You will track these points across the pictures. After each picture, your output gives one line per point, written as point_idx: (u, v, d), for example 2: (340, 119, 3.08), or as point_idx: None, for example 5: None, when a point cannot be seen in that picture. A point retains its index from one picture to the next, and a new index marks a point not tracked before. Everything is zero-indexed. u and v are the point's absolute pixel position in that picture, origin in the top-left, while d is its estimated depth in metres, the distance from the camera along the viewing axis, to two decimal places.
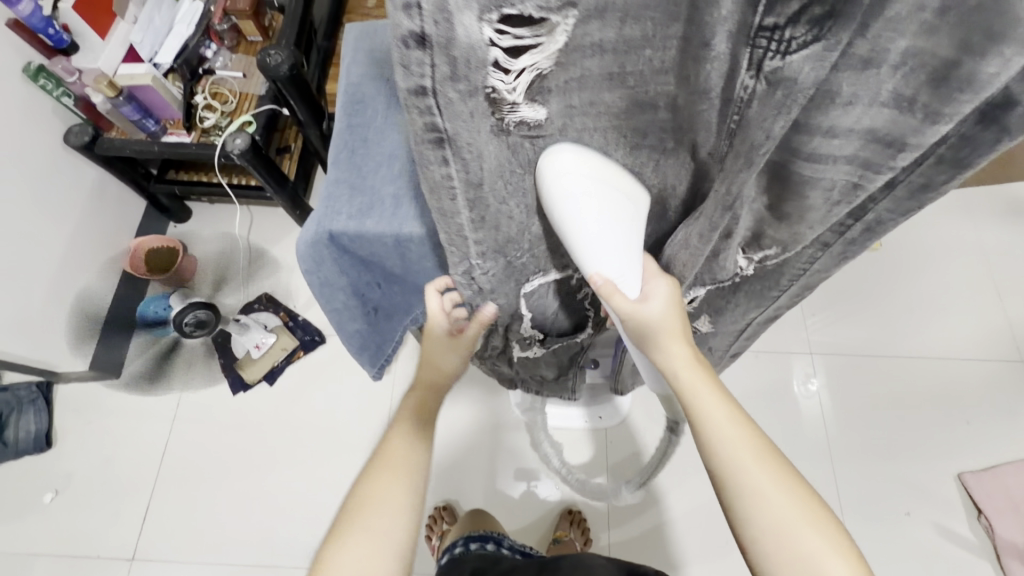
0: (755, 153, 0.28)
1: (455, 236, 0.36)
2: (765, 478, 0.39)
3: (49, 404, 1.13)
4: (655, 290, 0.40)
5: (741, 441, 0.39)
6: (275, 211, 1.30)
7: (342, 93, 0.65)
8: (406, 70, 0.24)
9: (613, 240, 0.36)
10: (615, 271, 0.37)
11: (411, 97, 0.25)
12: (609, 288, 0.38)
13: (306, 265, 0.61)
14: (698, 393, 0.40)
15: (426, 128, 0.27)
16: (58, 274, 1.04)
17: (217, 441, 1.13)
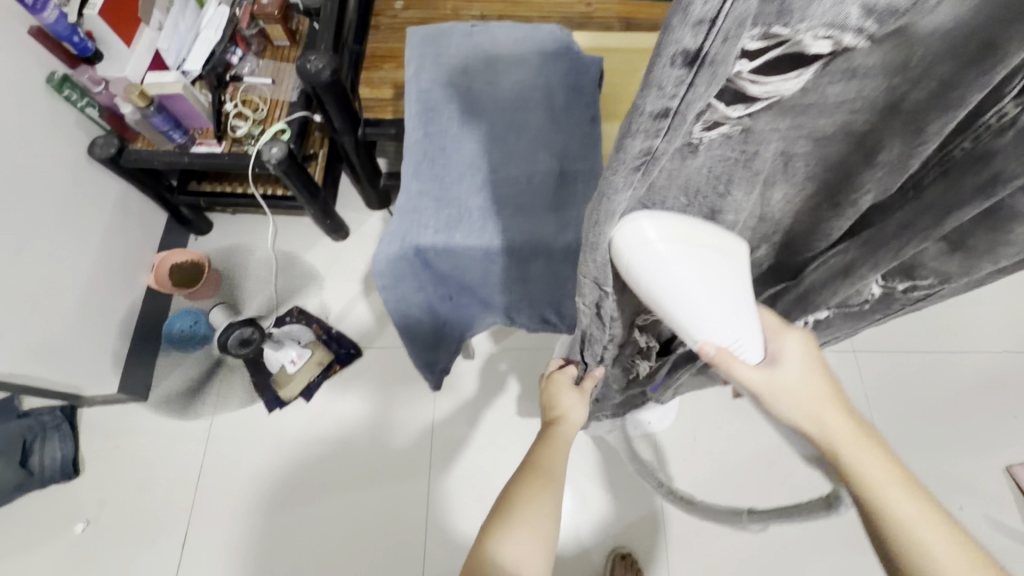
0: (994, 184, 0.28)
1: (598, 268, 0.32)
2: None
3: (74, 429, 1.09)
4: (787, 350, 0.39)
5: (916, 519, 0.34)
6: (301, 220, 1.27)
7: (412, 100, 0.62)
8: (659, 92, 0.20)
9: (714, 297, 0.33)
10: (727, 339, 0.35)
11: (647, 121, 0.21)
12: (723, 356, 0.36)
13: (383, 282, 0.58)
14: (866, 476, 0.36)
15: (640, 154, 0.23)
16: (88, 295, 0.99)
17: (255, 461, 1.09)
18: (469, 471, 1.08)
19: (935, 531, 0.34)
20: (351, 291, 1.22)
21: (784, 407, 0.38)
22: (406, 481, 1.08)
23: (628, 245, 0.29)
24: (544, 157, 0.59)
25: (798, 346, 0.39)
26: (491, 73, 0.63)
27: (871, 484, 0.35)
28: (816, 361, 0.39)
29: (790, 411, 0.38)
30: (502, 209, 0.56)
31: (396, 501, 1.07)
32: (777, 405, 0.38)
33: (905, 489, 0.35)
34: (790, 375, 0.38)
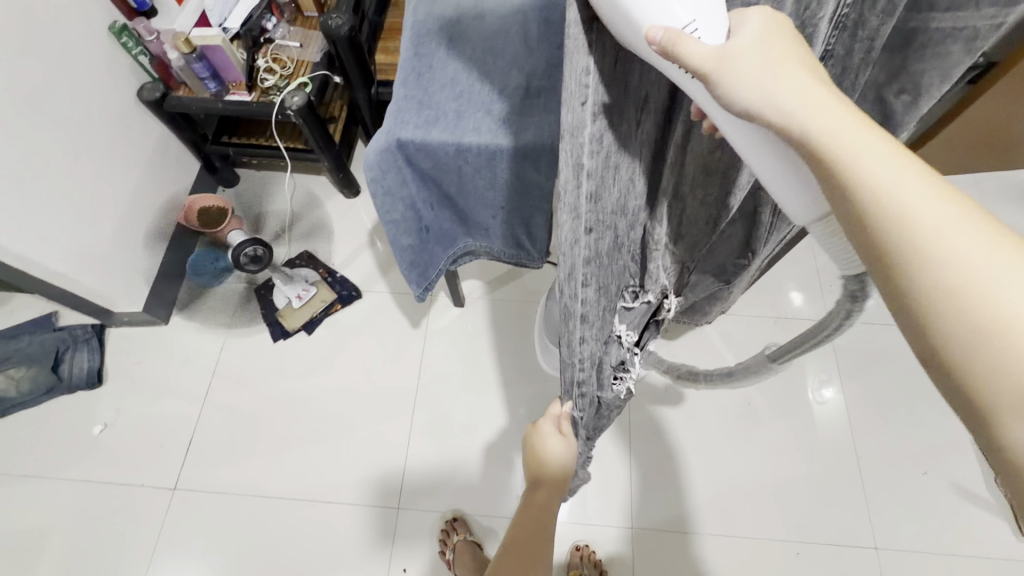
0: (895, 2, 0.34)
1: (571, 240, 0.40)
2: (920, 190, 0.27)
3: (102, 344, 1.21)
4: (748, 23, 0.31)
5: (912, 197, 0.27)
6: (318, 177, 1.39)
7: (409, 28, 0.73)
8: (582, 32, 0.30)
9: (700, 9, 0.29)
10: (677, 22, 0.28)
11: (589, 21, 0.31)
12: (675, 38, 0.28)
13: (372, 175, 0.68)
14: (841, 130, 0.29)
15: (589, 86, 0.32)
16: (124, 219, 1.12)
17: (256, 384, 1.19)
18: (452, 406, 1.16)
19: (933, 203, 0.26)
20: (358, 240, 1.33)
21: (743, 82, 0.30)
22: (392, 413, 1.16)
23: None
24: (516, 74, 0.68)
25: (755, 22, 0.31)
26: (477, 9, 0.74)
27: (864, 172, 0.28)
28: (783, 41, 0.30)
29: (748, 85, 0.30)
30: (474, 113, 0.66)
31: (382, 429, 1.15)
32: (732, 82, 0.30)
33: (900, 164, 0.27)
34: (756, 51, 0.30)
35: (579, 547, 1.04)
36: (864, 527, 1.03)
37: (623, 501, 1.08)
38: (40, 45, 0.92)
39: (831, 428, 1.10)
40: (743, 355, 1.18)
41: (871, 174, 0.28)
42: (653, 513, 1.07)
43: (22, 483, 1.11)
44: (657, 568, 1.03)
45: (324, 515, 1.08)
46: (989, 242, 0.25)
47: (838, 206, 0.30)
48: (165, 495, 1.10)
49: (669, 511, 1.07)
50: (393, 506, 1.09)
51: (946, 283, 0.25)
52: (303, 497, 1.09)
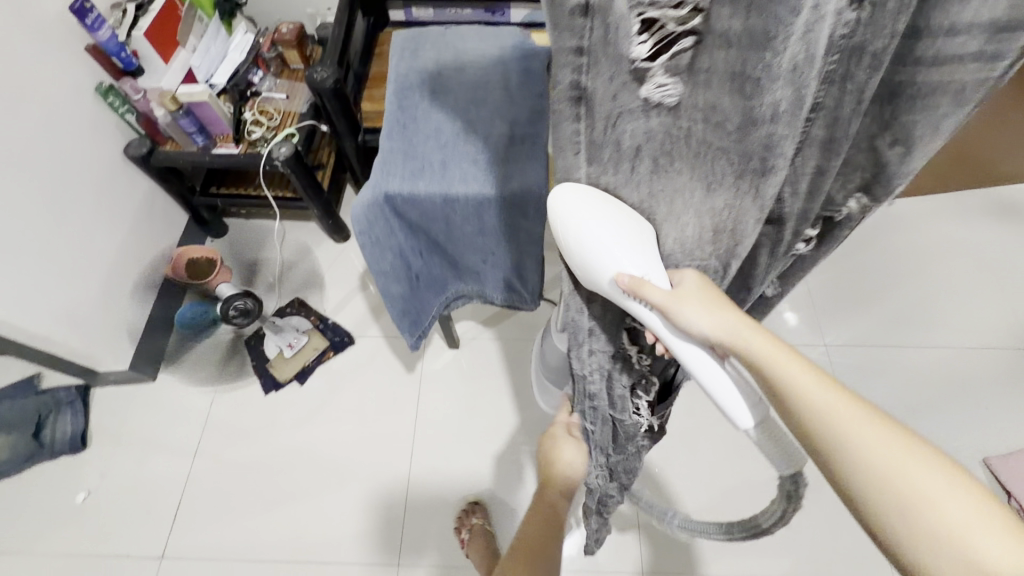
0: (866, 51, 0.31)
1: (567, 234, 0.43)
2: (833, 408, 0.37)
3: (86, 406, 1.17)
4: (685, 279, 0.44)
5: (833, 409, 0.36)
6: (307, 223, 1.38)
7: (392, 82, 0.74)
8: (568, 32, 0.30)
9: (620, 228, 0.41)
10: (637, 268, 0.42)
11: (567, 53, 0.31)
12: (637, 282, 0.42)
13: (359, 228, 0.68)
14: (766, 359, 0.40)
15: (571, 86, 0.33)
16: (110, 277, 1.10)
17: (247, 440, 1.15)
18: (451, 452, 1.13)
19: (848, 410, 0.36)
20: (349, 284, 1.31)
21: (693, 315, 0.42)
22: (390, 463, 1.12)
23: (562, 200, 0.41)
24: (499, 122, 0.69)
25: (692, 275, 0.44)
26: (458, 60, 0.75)
27: (799, 388, 0.38)
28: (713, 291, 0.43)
29: (697, 316, 0.42)
30: (458, 164, 0.66)
31: (379, 480, 1.11)
32: (686, 315, 0.42)
33: (819, 379, 0.38)
34: (696, 294, 0.43)
35: None
36: (881, 558, 1.00)
37: (633, 544, 1.04)
38: (24, 111, 0.92)
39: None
40: None
41: (795, 392, 0.38)
42: (665, 556, 1.03)
43: None
44: None
45: None
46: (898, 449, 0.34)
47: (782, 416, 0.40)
48: (153, 565, 1.04)
49: (681, 552, 1.03)
50: (394, 562, 1.04)
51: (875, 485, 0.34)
52: (299, 559, 1.04)
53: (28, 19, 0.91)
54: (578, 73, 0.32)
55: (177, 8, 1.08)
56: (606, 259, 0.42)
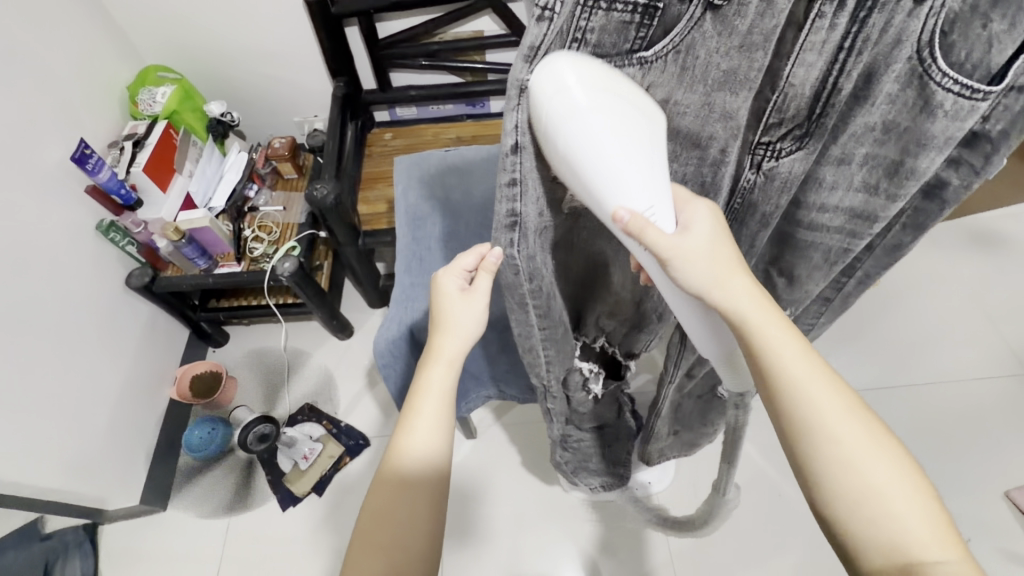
0: (764, 218, 0.45)
1: (524, 328, 0.49)
2: (821, 390, 0.40)
3: (95, 547, 1.12)
4: (695, 219, 0.40)
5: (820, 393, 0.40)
6: (310, 323, 1.38)
7: (403, 213, 0.77)
8: (505, 171, 0.35)
9: (636, 151, 0.32)
10: (642, 204, 0.35)
11: (504, 189, 0.36)
12: (639, 223, 0.35)
13: (383, 361, 0.68)
14: (769, 336, 0.40)
15: (508, 213, 0.38)
16: (116, 411, 1.08)
17: (268, 564, 1.10)
18: (479, 553, 1.09)
19: (806, 363, 0.40)
20: (358, 384, 1.30)
21: (687, 275, 0.40)
22: None
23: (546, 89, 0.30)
24: None
25: (705, 213, 0.40)
26: (463, 183, 0.79)
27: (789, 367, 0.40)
28: (720, 231, 0.41)
29: (692, 276, 0.40)
30: None
31: None
32: (681, 272, 0.40)
33: (813, 365, 0.40)
34: (703, 244, 0.40)
35: None
36: None
37: None
38: (28, 263, 0.93)
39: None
40: None
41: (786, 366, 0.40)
42: None
43: None
44: None
45: None
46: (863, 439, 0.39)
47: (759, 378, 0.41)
48: None
49: None
50: None
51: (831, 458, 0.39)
52: None
53: (30, 174, 0.93)
54: (513, 203, 0.37)
55: (172, 138, 1.10)
56: (607, 171, 0.32)
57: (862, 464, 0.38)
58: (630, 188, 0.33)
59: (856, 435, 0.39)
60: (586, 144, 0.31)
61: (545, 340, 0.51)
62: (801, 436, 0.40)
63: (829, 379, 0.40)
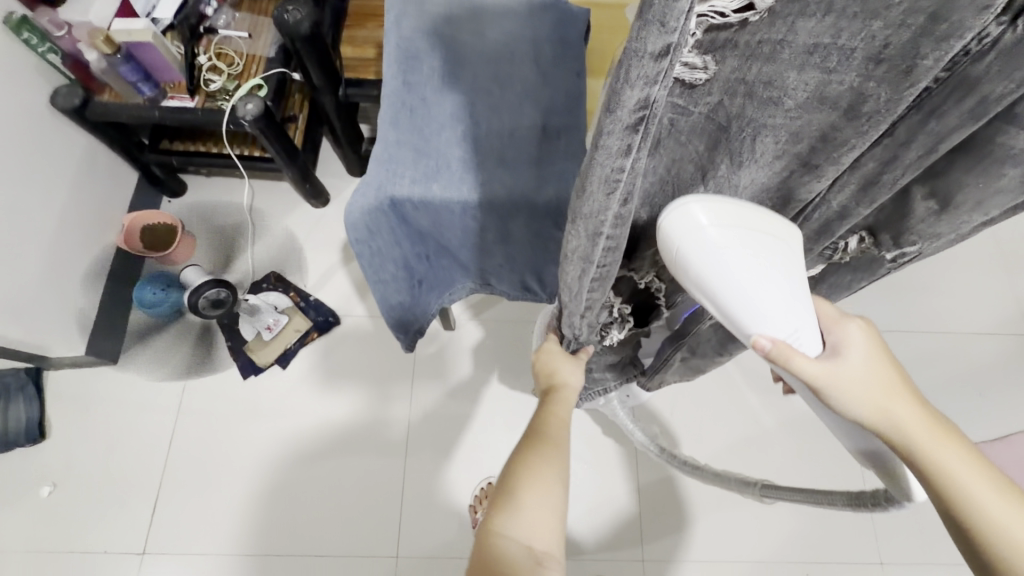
0: (985, 103, 0.27)
1: (579, 265, 0.39)
2: (1019, 520, 0.34)
3: (40, 392, 1.06)
4: (847, 341, 0.39)
5: (1019, 526, 0.34)
6: (280, 184, 1.22)
7: (393, 50, 0.60)
8: (662, 28, 0.21)
9: (768, 286, 0.35)
10: (785, 331, 0.36)
11: (652, 62, 0.23)
12: (784, 351, 0.36)
13: (357, 235, 0.56)
14: (949, 460, 0.35)
15: (638, 104, 0.25)
16: (48, 252, 0.96)
17: (229, 427, 1.07)
18: (445, 443, 1.07)
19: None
20: (330, 259, 1.19)
21: (849, 403, 0.37)
22: (382, 451, 1.06)
23: (675, 227, 0.34)
24: (530, 110, 0.58)
25: (857, 337, 0.39)
26: (475, 23, 0.61)
27: (971, 490, 0.35)
28: (878, 350, 0.39)
29: (853, 404, 0.37)
30: (481, 164, 0.55)
31: (372, 471, 1.05)
32: (841, 401, 0.37)
33: (1001, 488, 0.35)
34: (861, 368, 0.38)
35: None
36: (872, 540, 1.04)
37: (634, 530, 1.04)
38: None
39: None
40: None
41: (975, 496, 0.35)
42: (669, 546, 1.02)
43: None
44: None
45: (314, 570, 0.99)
46: None
47: (938, 507, 0.36)
48: (133, 562, 0.97)
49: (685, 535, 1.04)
50: (390, 556, 1.00)
51: None
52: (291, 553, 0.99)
53: None
54: (650, 91, 0.24)
55: None
56: (740, 299, 0.35)
57: None
58: (772, 317, 0.36)
59: None
60: (726, 275, 0.35)
61: (594, 286, 0.42)
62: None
63: None
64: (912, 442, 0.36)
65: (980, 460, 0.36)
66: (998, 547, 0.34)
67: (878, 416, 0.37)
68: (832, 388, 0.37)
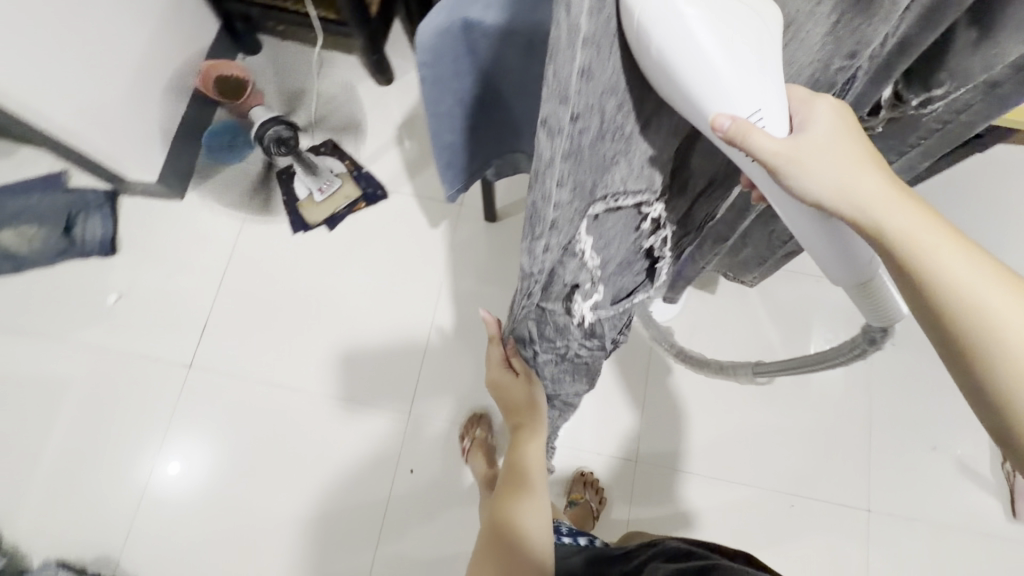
0: None
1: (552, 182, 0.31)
2: (963, 264, 0.36)
3: (114, 212, 1.16)
4: (815, 116, 0.39)
5: (965, 269, 0.35)
6: (349, 55, 1.25)
7: None
8: None
9: (734, 52, 0.33)
10: (741, 107, 0.35)
11: None
12: (741, 127, 0.35)
13: (424, 59, 0.57)
14: (897, 217, 0.37)
15: None
16: (138, 75, 1.01)
17: (275, 275, 1.15)
18: (468, 323, 1.12)
19: (976, 271, 0.35)
20: (386, 135, 1.22)
21: (811, 175, 0.38)
22: (409, 321, 1.13)
23: None
24: None
25: (824, 113, 0.39)
26: None
27: (919, 240, 0.37)
28: (845, 124, 0.39)
29: (814, 175, 0.38)
30: None
31: (396, 336, 1.12)
32: (802, 172, 0.38)
33: (953, 240, 0.37)
34: (825, 140, 0.38)
35: (583, 473, 1.06)
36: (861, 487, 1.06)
37: (630, 433, 1.09)
38: None
39: (834, 395, 1.10)
40: (776, 309, 1.12)
41: (924, 248, 0.36)
42: (661, 452, 1.08)
43: (38, 341, 1.10)
44: (656, 499, 1.06)
45: (334, 410, 1.08)
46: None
47: (891, 267, 0.38)
48: (181, 372, 1.09)
49: (679, 448, 1.08)
50: (403, 412, 1.08)
51: (997, 341, 0.34)
52: (315, 392, 1.09)
53: None
54: None
55: None
56: (706, 71, 0.32)
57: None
58: (736, 91, 0.34)
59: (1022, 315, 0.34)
60: (692, 47, 0.31)
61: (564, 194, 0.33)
62: (957, 320, 0.35)
63: (975, 256, 0.36)
64: (863, 205, 0.38)
65: (936, 220, 0.37)
66: (941, 289, 0.36)
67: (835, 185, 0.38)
68: (795, 159, 0.37)
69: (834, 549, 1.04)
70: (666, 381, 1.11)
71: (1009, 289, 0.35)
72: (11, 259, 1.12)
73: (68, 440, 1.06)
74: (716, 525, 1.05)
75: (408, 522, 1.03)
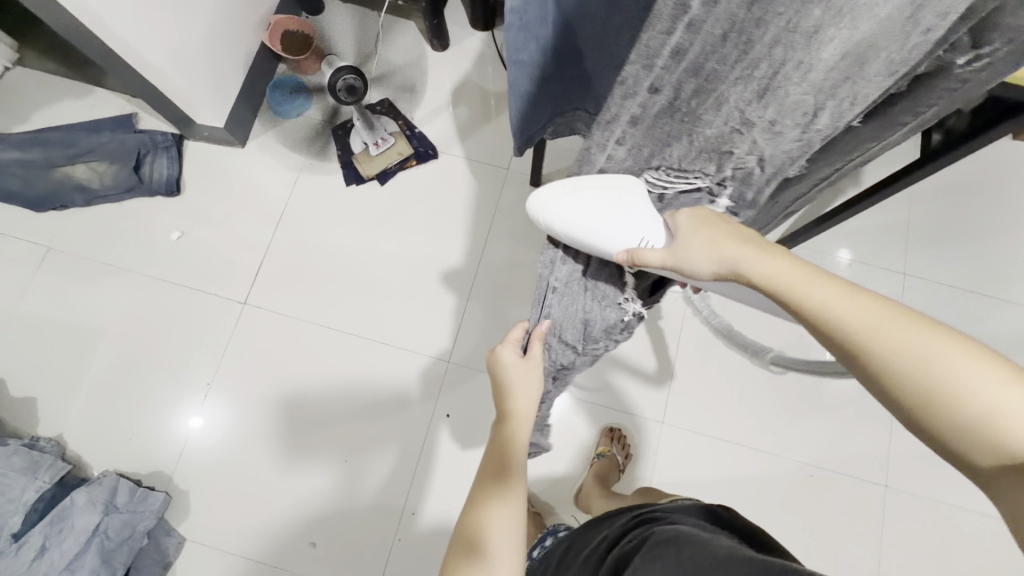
0: None
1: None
2: (840, 308, 0.43)
3: (180, 154, 1.22)
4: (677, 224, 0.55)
5: (848, 310, 0.43)
6: (409, 21, 1.30)
7: None
8: None
9: (611, 220, 0.56)
10: (629, 244, 0.56)
11: None
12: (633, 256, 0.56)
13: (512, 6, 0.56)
14: (788, 287, 0.47)
15: None
16: (219, 23, 1.06)
17: (327, 225, 1.20)
18: (508, 282, 1.17)
19: (858, 310, 0.43)
20: (440, 99, 1.27)
21: (696, 258, 0.53)
22: (453, 276, 1.18)
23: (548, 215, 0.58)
24: None
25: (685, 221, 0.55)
26: None
27: (805, 300, 0.45)
28: (710, 222, 0.53)
29: (700, 255, 0.53)
30: None
31: (439, 289, 1.17)
32: (689, 258, 0.53)
33: (833, 290, 0.45)
34: (691, 237, 0.54)
35: (610, 429, 1.11)
36: (880, 465, 1.09)
37: (658, 396, 1.14)
38: None
39: None
40: None
41: (813, 303, 0.45)
42: (686, 415, 1.13)
43: (104, 269, 1.17)
44: (679, 460, 1.11)
45: (377, 355, 1.14)
46: (920, 340, 0.40)
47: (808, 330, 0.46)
48: (235, 307, 1.16)
49: (704, 414, 1.13)
50: (442, 359, 1.13)
51: (903, 370, 0.39)
52: (360, 335, 1.15)
53: None
54: None
55: None
56: (598, 229, 0.56)
57: (928, 363, 0.39)
58: (620, 238, 0.56)
59: (915, 341, 0.40)
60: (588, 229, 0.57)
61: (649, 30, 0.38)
62: (862, 357, 0.42)
63: (858, 301, 0.43)
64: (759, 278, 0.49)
65: (816, 280, 0.46)
66: (836, 332, 0.43)
67: (725, 263, 0.51)
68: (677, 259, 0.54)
69: (849, 520, 1.07)
70: (694, 350, 1.15)
71: (896, 319, 0.41)
72: (81, 190, 1.18)
73: (127, 362, 1.13)
74: (734, 488, 1.09)
75: (441, 463, 1.08)
